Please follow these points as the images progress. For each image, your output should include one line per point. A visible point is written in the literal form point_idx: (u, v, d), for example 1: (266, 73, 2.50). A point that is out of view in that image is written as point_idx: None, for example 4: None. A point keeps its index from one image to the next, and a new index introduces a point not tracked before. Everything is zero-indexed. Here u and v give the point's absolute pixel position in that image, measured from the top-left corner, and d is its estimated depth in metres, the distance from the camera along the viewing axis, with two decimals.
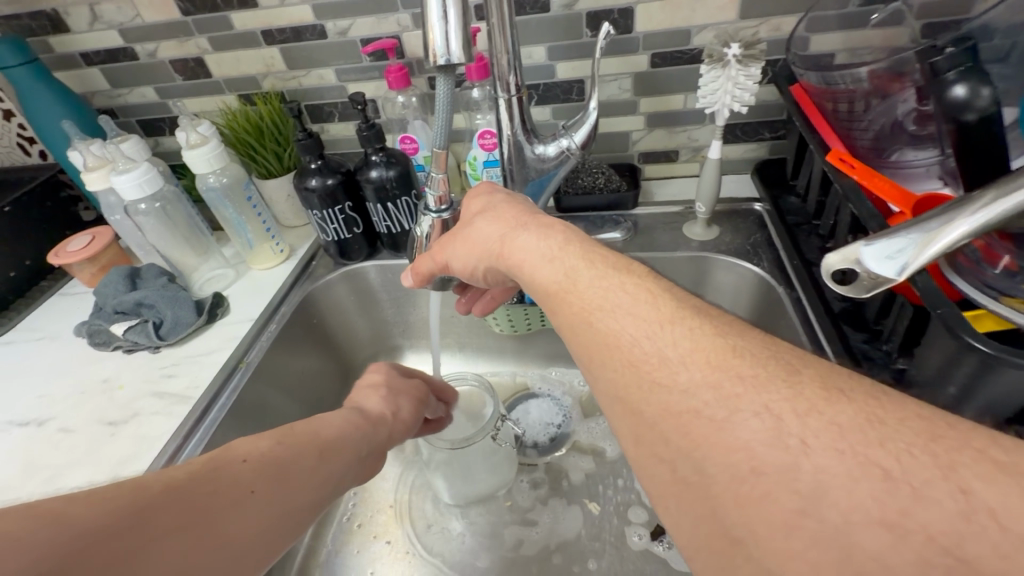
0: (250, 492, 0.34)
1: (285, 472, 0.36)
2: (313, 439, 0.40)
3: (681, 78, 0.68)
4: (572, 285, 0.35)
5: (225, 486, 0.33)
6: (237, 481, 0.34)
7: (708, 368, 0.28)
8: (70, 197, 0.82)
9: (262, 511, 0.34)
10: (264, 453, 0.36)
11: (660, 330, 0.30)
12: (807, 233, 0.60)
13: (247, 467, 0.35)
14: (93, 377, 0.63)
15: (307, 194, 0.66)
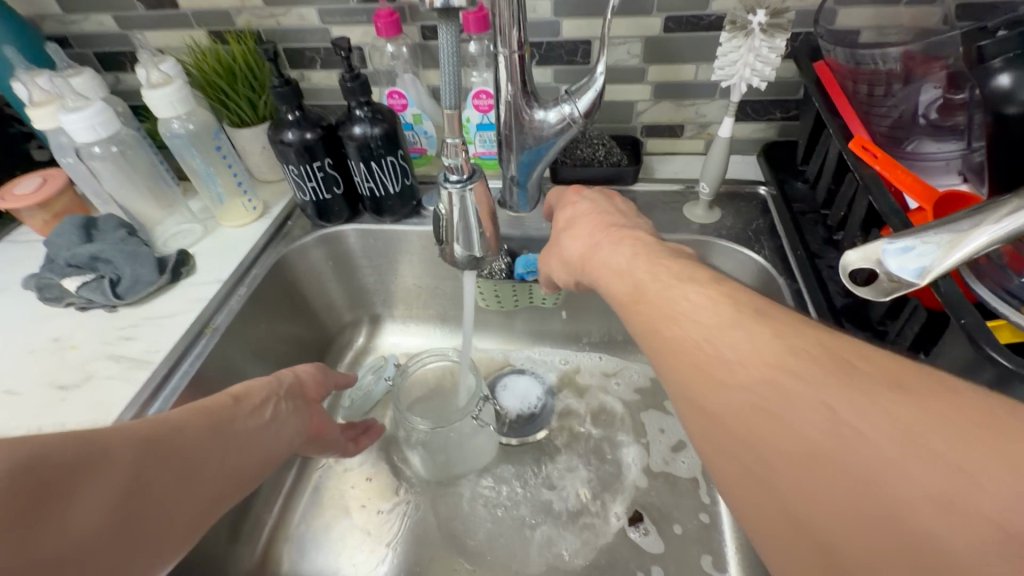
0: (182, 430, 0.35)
1: (211, 415, 0.38)
2: (228, 390, 0.41)
3: (694, 47, 0.63)
4: (640, 293, 0.36)
5: (134, 433, 0.32)
6: (146, 430, 0.33)
7: (816, 393, 0.25)
8: (20, 133, 0.75)
9: (193, 447, 0.34)
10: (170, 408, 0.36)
11: (760, 353, 0.28)
12: (813, 222, 0.58)
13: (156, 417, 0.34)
14: (43, 335, 0.58)
15: (282, 148, 0.60)
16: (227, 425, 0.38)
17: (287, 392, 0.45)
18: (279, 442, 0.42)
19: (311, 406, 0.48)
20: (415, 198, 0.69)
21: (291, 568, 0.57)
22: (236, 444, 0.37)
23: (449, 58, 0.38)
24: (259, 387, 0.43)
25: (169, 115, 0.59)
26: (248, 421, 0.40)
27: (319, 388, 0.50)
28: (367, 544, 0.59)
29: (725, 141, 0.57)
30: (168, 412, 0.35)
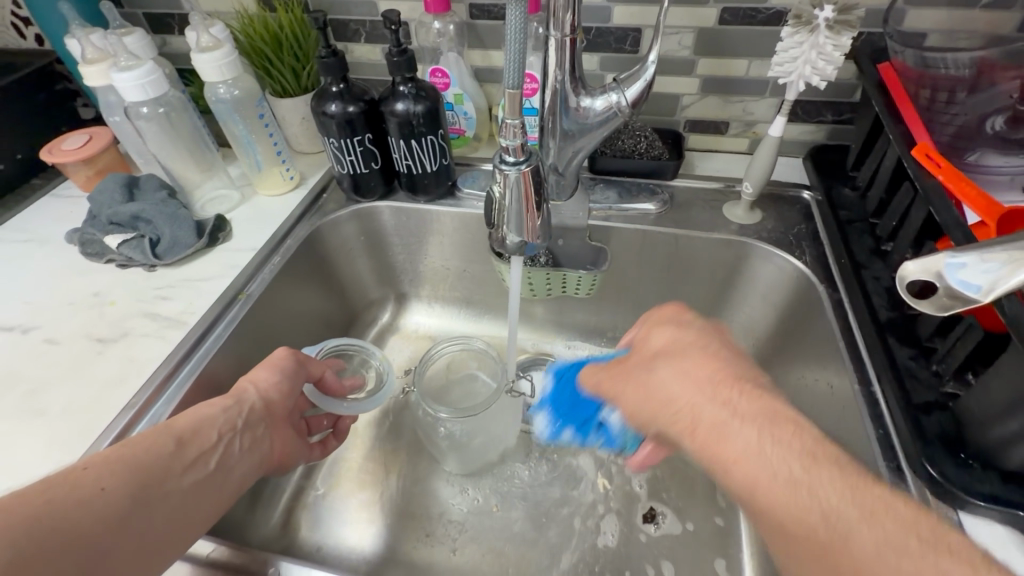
0: (99, 490, 0.35)
1: (139, 467, 0.38)
2: (168, 428, 0.42)
3: (749, 41, 0.61)
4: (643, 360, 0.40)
5: (66, 493, 0.34)
6: (80, 488, 0.35)
7: (808, 475, 0.30)
8: (67, 90, 0.76)
9: (108, 511, 0.35)
10: (108, 454, 0.37)
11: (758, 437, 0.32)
12: (861, 230, 0.56)
13: (92, 470, 0.36)
14: (83, 289, 0.59)
15: (324, 120, 0.60)
16: (171, 467, 0.40)
17: (242, 416, 0.47)
18: (229, 475, 0.44)
19: (273, 430, 0.50)
20: (450, 179, 0.68)
21: (309, 535, 0.58)
22: (180, 488, 0.40)
23: (512, 40, 0.34)
24: (209, 415, 0.44)
25: (216, 79, 0.60)
26: (190, 463, 0.41)
27: (285, 403, 0.51)
28: (383, 518, 0.60)
29: (775, 140, 0.55)
30: (105, 460, 0.37)
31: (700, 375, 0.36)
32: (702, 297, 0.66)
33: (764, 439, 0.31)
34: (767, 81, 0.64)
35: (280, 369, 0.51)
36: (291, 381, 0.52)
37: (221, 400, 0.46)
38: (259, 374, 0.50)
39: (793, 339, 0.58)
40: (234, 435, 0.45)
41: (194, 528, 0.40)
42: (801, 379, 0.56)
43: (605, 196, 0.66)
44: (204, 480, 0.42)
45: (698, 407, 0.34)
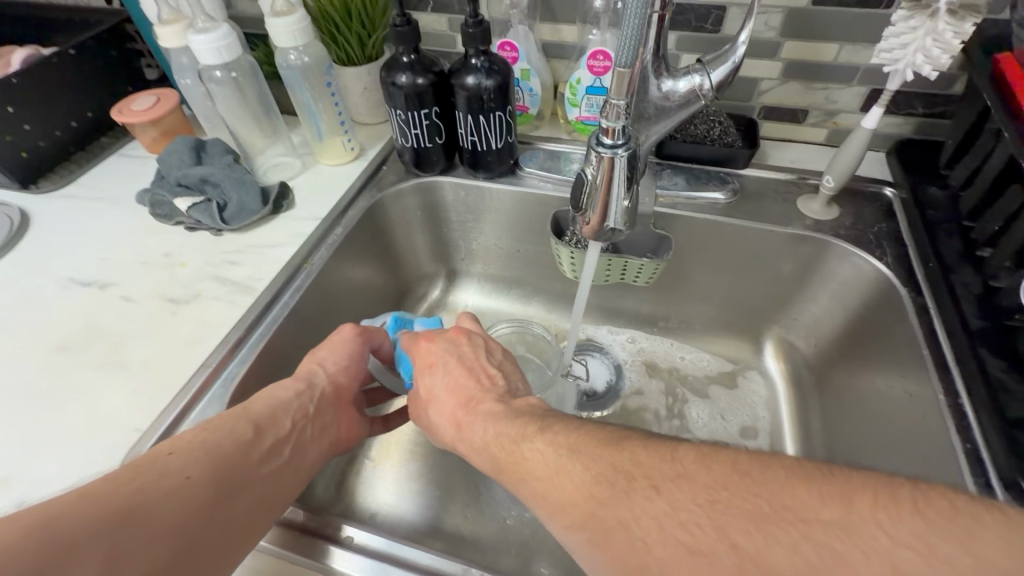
0: (184, 479, 0.36)
1: (219, 456, 0.38)
2: (244, 416, 0.42)
3: (843, 24, 0.57)
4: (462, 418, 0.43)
5: (154, 480, 0.35)
6: (166, 475, 0.36)
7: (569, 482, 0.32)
8: (133, 51, 0.76)
9: (195, 498, 0.36)
10: (190, 441, 0.38)
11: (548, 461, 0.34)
12: (950, 232, 0.53)
13: (175, 457, 0.37)
14: (154, 249, 0.61)
15: (393, 91, 0.59)
16: (250, 453, 0.40)
17: (313, 401, 0.47)
18: (304, 462, 0.44)
19: (341, 413, 0.49)
20: (513, 157, 0.67)
21: (362, 501, 0.59)
22: (261, 475, 0.40)
23: (634, 19, 0.36)
24: (281, 400, 0.45)
25: (288, 45, 0.59)
26: (267, 451, 0.41)
27: (352, 385, 0.51)
28: (432, 489, 0.60)
29: (867, 134, 0.52)
30: (189, 446, 0.38)
31: (486, 408, 0.42)
32: (766, 293, 0.65)
33: (518, 441, 0.37)
34: (857, 67, 0.60)
35: (346, 351, 0.51)
36: (356, 363, 0.52)
37: (292, 385, 0.47)
38: (325, 357, 0.50)
39: (867, 341, 0.56)
40: (306, 421, 0.45)
41: (277, 514, 0.40)
42: (873, 384, 0.54)
43: (673, 182, 0.63)
44: (281, 466, 0.42)
45: (492, 435, 0.40)
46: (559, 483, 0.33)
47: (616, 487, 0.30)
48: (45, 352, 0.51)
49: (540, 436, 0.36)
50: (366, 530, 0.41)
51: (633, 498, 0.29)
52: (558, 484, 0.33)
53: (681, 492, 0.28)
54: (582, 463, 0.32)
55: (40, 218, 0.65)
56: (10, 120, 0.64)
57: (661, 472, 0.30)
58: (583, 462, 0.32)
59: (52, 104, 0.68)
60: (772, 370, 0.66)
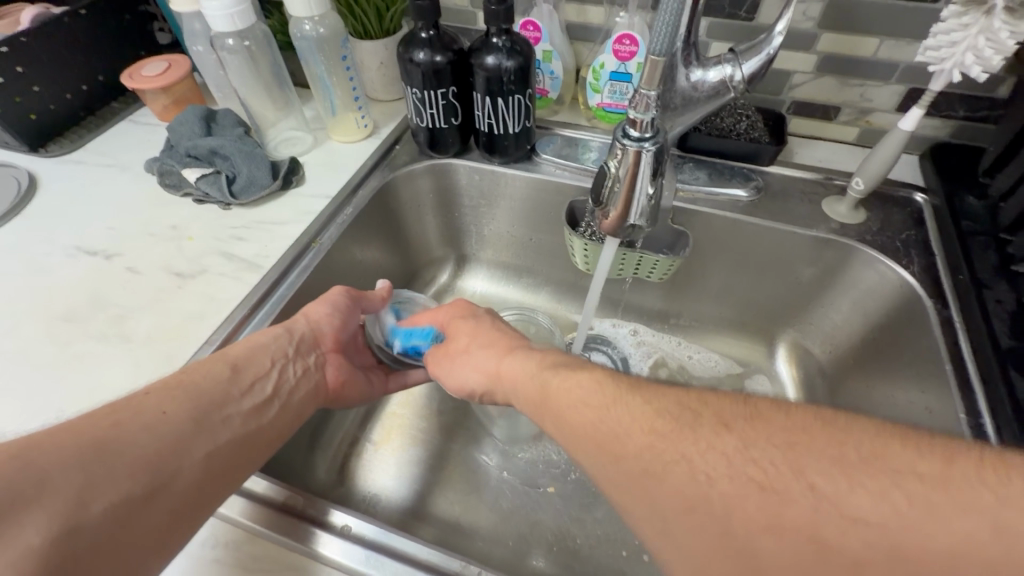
0: (163, 414, 0.36)
1: (195, 391, 0.39)
2: (223, 357, 0.42)
3: (886, 17, 0.54)
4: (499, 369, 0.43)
5: (131, 415, 0.35)
6: (143, 411, 0.36)
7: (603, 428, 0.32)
8: (146, 13, 0.74)
9: (176, 430, 0.36)
10: (167, 381, 0.38)
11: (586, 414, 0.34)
12: (984, 243, 0.51)
13: (153, 396, 0.37)
14: (162, 220, 0.60)
15: (410, 68, 0.57)
16: (229, 392, 0.40)
17: (292, 344, 0.46)
18: (290, 401, 0.44)
19: (325, 357, 0.49)
20: (530, 142, 0.65)
21: (362, 484, 0.59)
22: (242, 412, 0.40)
23: (671, 5, 0.34)
24: (261, 343, 0.45)
25: (304, 15, 0.57)
26: (247, 389, 0.42)
27: (337, 334, 0.50)
28: (431, 476, 0.60)
29: (904, 136, 0.50)
30: (167, 387, 0.38)
31: (525, 356, 0.41)
32: (783, 295, 0.63)
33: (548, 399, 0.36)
34: (897, 64, 0.57)
35: (331, 302, 0.50)
36: (343, 316, 0.51)
37: (272, 329, 0.46)
38: (313, 307, 0.49)
39: (886, 352, 0.54)
40: (287, 361, 0.45)
41: (261, 449, 0.40)
42: (891, 396, 0.52)
43: (694, 176, 0.61)
44: (263, 405, 0.42)
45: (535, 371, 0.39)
46: (611, 416, 0.32)
47: (679, 422, 0.30)
48: (51, 320, 0.51)
49: (591, 371, 0.36)
50: (362, 520, 0.40)
51: (694, 430, 0.29)
52: (612, 415, 0.32)
53: (713, 470, 0.27)
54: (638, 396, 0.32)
55: (48, 182, 0.64)
56: (19, 81, 0.63)
57: (694, 449, 0.28)
58: (642, 396, 0.32)
59: (62, 65, 0.66)
60: (783, 375, 0.65)
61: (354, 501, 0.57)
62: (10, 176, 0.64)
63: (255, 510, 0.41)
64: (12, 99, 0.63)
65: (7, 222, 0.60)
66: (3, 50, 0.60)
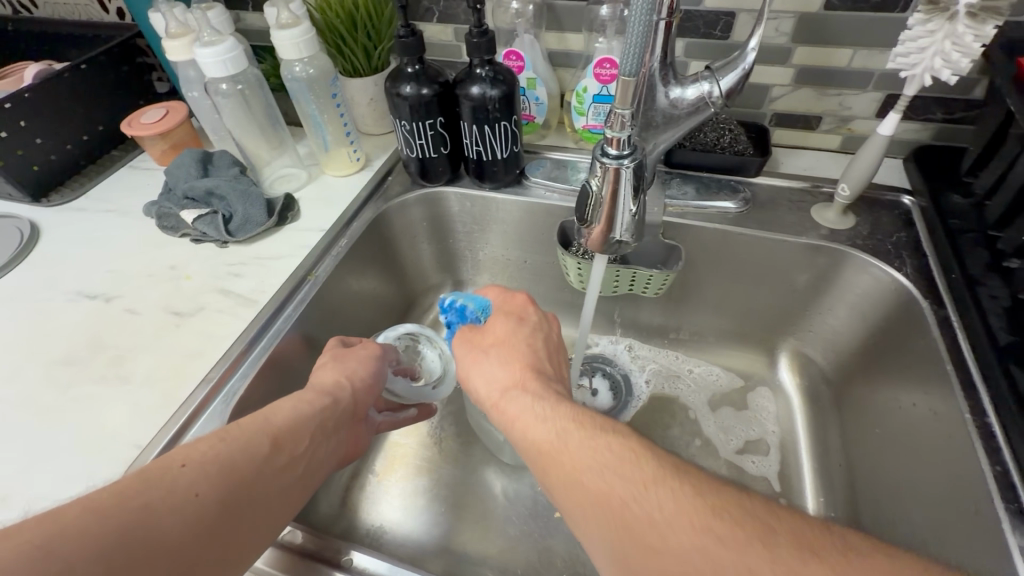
0: (194, 496, 0.32)
1: (234, 470, 0.34)
2: (265, 427, 0.38)
3: (856, 28, 0.56)
4: (562, 446, 0.34)
5: (161, 498, 0.30)
6: (175, 493, 0.31)
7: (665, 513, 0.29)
8: (145, 64, 0.77)
9: (204, 517, 0.31)
10: (206, 453, 0.34)
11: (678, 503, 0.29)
12: (974, 242, 0.51)
13: (188, 471, 0.32)
14: (160, 261, 0.61)
15: (398, 102, 0.59)
16: (265, 470, 0.36)
17: (334, 416, 0.43)
18: (314, 480, 0.40)
19: (351, 426, 0.46)
20: (519, 167, 0.66)
21: (366, 517, 0.58)
22: (272, 494, 0.36)
23: (638, 28, 0.34)
24: (303, 414, 0.41)
25: (294, 57, 0.59)
26: (282, 471, 0.37)
27: (369, 401, 0.48)
28: (436, 505, 0.59)
29: (884, 140, 0.50)
30: (203, 460, 0.33)
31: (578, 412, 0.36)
32: (780, 303, 0.63)
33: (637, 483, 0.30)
34: (872, 72, 0.59)
35: (365, 363, 0.49)
36: (375, 378, 0.49)
37: (316, 398, 0.43)
38: (356, 370, 0.48)
39: (889, 356, 0.53)
40: (324, 437, 0.42)
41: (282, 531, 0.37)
42: (896, 400, 0.52)
43: (682, 191, 0.62)
44: (290, 487, 0.38)
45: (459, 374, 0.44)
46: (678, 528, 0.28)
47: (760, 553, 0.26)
48: (51, 365, 0.51)
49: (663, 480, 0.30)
50: (370, 555, 0.40)
51: (651, 470, 0.31)
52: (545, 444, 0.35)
53: None
54: (610, 434, 0.34)
55: (49, 230, 0.66)
56: (22, 135, 0.65)
57: None
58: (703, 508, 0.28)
59: (64, 117, 0.69)
60: (787, 384, 0.64)
61: (358, 535, 0.56)
62: (13, 226, 0.66)
63: (261, 550, 0.41)
64: (16, 152, 0.65)
65: (29, 254, 0.63)
66: (7, 106, 0.62)
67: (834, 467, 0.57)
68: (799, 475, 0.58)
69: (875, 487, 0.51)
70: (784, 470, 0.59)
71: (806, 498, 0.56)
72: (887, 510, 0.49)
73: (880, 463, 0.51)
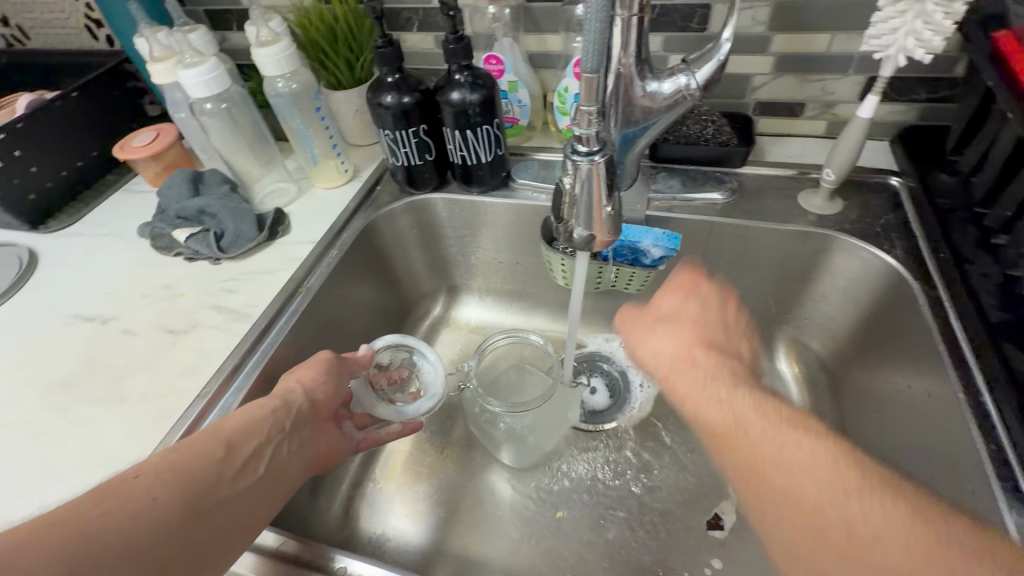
0: (146, 504, 0.33)
1: (182, 475, 0.35)
2: (217, 433, 0.39)
3: (832, 14, 0.56)
4: (741, 432, 0.37)
5: (114, 507, 0.32)
6: (128, 502, 0.32)
7: (881, 537, 0.31)
8: (135, 88, 0.78)
9: (159, 521, 0.32)
10: (156, 463, 0.35)
11: (817, 472, 0.34)
12: (962, 220, 0.51)
13: (139, 480, 0.33)
14: (156, 281, 0.62)
15: (380, 112, 0.59)
16: (221, 476, 0.37)
17: (294, 416, 0.44)
18: (281, 476, 0.41)
19: (319, 430, 0.46)
20: (505, 169, 0.66)
21: (368, 525, 0.58)
22: (234, 497, 0.37)
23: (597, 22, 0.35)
24: (258, 417, 0.42)
25: (276, 74, 0.60)
26: (240, 470, 0.38)
27: (332, 402, 0.48)
28: (438, 510, 0.59)
29: (864, 123, 0.50)
30: (154, 468, 0.34)
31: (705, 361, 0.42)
32: (774, 292, 0.62)
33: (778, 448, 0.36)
34: (852, 56, 0.58)
35: (322, 365, 0.48)
36: (335, 377, 0.49)
37: (272, 399, 0.44)
38: (311, 371, 0.48)
39: (884, 339, 0.53)
40: (284, 437, 0.42)
41: (252, 530, 0.37)
42: (892, 383, 0.51)
43: (668, 184, 0.62)
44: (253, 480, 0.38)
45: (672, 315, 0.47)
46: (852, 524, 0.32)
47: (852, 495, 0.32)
48: (50, 388, 0.52)
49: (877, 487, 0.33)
50: (372, 565, 0.39)
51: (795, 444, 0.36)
52: (706, 388, 0.40)
53: None
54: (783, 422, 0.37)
55: (47, 256, 0.67)
56: (17, 164, 0.66)
57: None
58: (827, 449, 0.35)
59: (57, 145, 0.70)
60: (787, 375, 0.63)
61: (361, 543, 0.56)
62: (12, 254, 0.67)
63: (255, 560, 0.41)
64: (11, 180, 0.66)
65: (28, 280, 0.64)
66: (1, 137, 0.64)
67: None
68: None
69: None
70: None
71: None
72: None
73: (879, 448, 0.51)
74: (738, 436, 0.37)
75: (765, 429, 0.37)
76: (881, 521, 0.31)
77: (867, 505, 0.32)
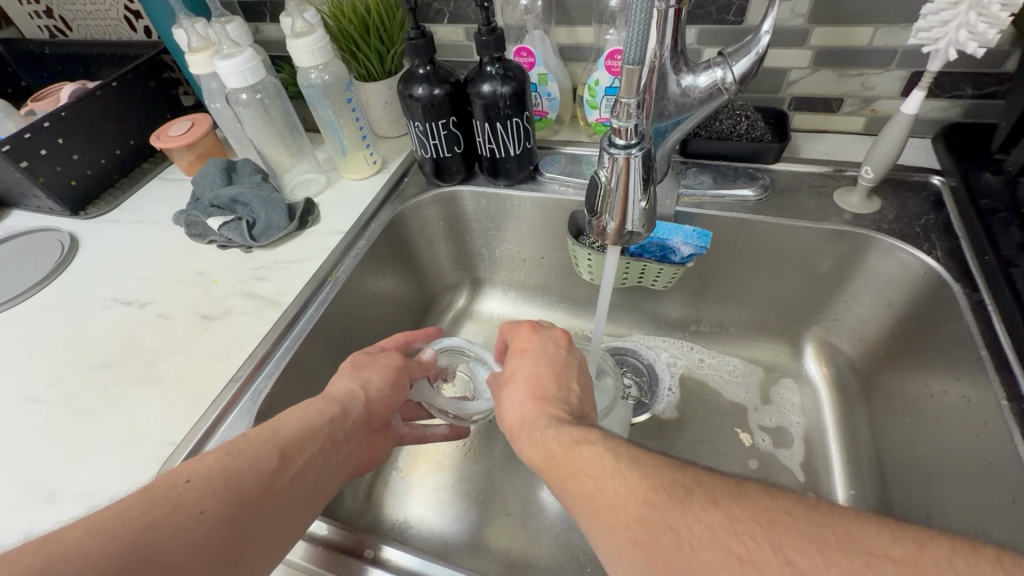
0: (198, 513, 0.33)
1: (237, 484, 0.35)
2: (272, 438, 0.39)
3: (875, 6, 0.54)
4: (560, 461, 0.33)
5: (164, 517, 0.32)
6: (179, 511, 0.32)
7: (667, 532, 0.26)
8: (171, 79, 0.80)
9: (212, 533, 0.33)
10: (210, 468, 0.35)
11: (647, 506, 0.28)
12: (1007, 221, 0.49)
13: (193, 488, 0.34)
14: (190, 267, 0.63)
15: (411, 104, 0.60)
16: (272, 484, 0.37)
17: (344, 427, 0.44)
18: (325, 484, 0.42)
19: (365, 439, 0.48)
20: (532, 163, 0.66)
21: (391, 512, 0.59)
22: (282, 502, 0.37)
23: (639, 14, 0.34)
24: (312, 425, 0.42)
25: (309, 65, 0.61)
26: (291, 479, 0.39)
27: (383, 414, 0.49)
28: (459, 500, 0.60)
29: (908, 119, 0.49)
30: (207, 474, 0.35)
31: (538, 425, 0.37)
32: (804, 292, 0.61)
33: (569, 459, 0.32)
34: (895, 50, 0.57)
35: (390, 379, 0.50)
36: (396, 389, 0.50)
37: (325, 407, 0.44)
38: (371, 380, 0.49)
39: (919, 342, 0.52)
40: (333, 448, 0.43)
41: (293, 540, 0.37)
42: (928, 388, 0.50)
43: (699, 180, 0.61)
44: (300, 486, 0.39)
45: (551, 433, 0.35)
46: (645, 519, 0.27)
47: (672, 497, 0.28)
48: (91, 368, 0.54)
49: (631, 465, 0.30)
50: (403, 551, 0.40)
51: (597, 455, 0.32)
52: (609, 488, 0.29)
53: None
54: (595, 443, 0.32)
55: (87, 242, 0.69)
56: (60, 152, 0.68)
57: None
58: (641, 468, 0.30)
59: (98, 133, 0.72)
60: (814, 375, 0.63)
61: (384, 530, 0.57)
62: (54, 238, 0.69)
63: (309, 550, 0.41)
64: (55, 168, 0.68)
65: (68, 265, 0.66)
66: (46, 125, 0.66)
67: (864, 460, 0.55)
68: (828, 468, 0.56)
69: (908, 478, 0.49)
70: (808, 462, 0.57)
71: (835, 489, 0.55)
72: (921, 499, 0.47)
73: (912, 454, 0.50)
74: (559, 468, 0.33)
75: (579, 457, 0.32)
76: (712, 504, 0.27)
77: (681, 505, 0.27)
